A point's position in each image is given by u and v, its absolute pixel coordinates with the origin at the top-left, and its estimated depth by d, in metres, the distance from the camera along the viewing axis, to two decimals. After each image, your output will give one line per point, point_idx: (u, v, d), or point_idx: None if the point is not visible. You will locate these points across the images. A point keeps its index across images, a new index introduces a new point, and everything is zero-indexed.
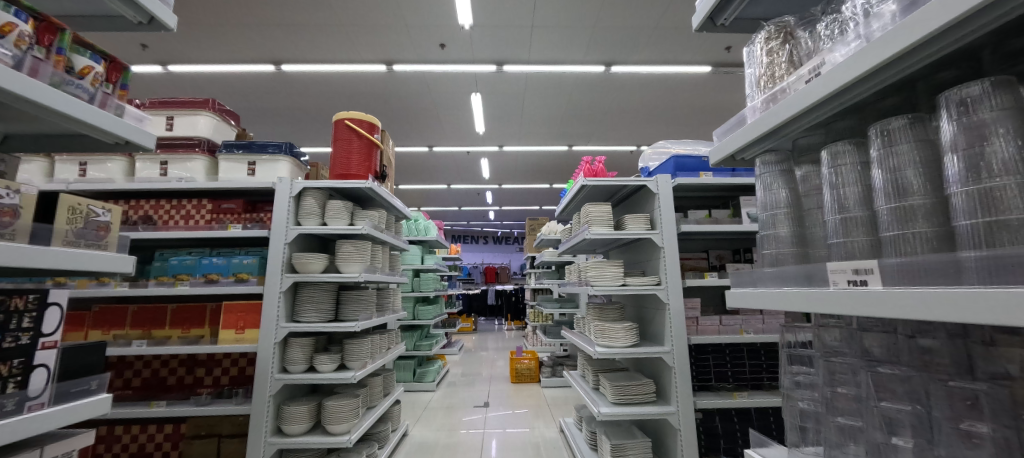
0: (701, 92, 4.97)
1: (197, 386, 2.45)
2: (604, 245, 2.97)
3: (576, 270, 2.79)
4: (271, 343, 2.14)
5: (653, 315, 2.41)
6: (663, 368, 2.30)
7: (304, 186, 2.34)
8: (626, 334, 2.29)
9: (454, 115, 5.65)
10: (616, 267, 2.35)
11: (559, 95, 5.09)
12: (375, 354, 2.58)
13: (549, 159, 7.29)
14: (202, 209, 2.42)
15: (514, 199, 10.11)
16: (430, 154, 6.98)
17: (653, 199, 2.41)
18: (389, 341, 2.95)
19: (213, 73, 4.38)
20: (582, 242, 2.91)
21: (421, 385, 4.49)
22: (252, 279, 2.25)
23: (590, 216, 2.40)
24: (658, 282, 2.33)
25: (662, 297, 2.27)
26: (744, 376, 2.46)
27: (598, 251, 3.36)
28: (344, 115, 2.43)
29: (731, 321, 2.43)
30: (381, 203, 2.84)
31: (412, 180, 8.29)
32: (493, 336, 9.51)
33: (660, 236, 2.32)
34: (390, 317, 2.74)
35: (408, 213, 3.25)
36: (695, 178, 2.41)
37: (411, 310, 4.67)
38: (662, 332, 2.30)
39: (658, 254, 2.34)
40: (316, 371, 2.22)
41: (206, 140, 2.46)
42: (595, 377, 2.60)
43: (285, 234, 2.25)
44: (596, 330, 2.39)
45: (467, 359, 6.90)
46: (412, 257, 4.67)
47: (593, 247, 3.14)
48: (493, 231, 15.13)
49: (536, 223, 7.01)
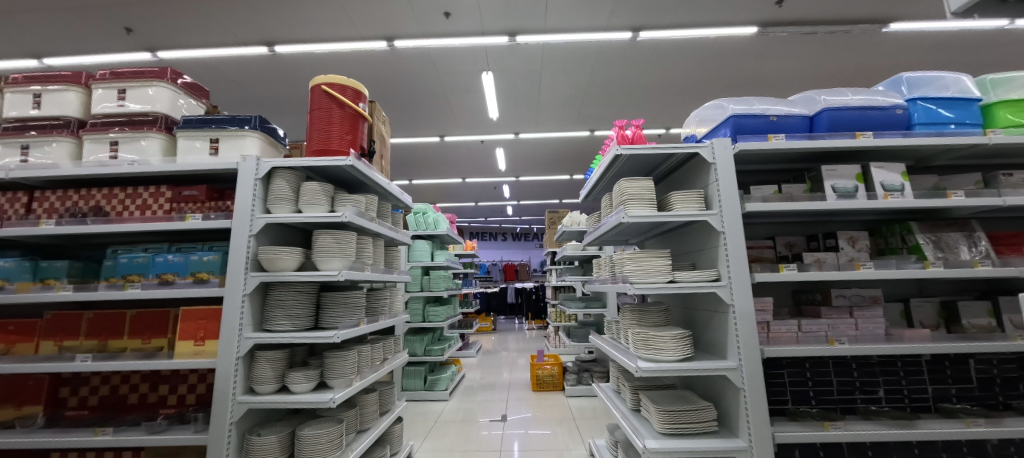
0: (744, 58, 4.33)
1: (161, 406, 2.08)
2: (640, 232, 2.45)
3: (608, 265, 2.29)
4: (232, 358, 1.73)
5: (711, 320, 1.88)
6: (728, 389, 1.76)
7: (274, 166, 1.92)
8: (676, 344, 1.77)
9: (465, 98, 5.19)
10: (660, 259, 1.83)
11: (579, 69, 4.56)
12: (367, 368, 2.15)
13: (570, 146, 6.75)
14: (160, 197, 2.05)
15: (532, 192, 9.59)
16: (441, 144, 6.55)
17: (708, 170, 1.87)
18: (389, 349, 2.51)
19: (206, 58, 4.09)
20: (614, 230, 2.40)
21: (433, 394, 4.08)
22: (213, 280, 1.86)
23: (625, 194, 1.89)
24: (718, 277, 1.79)
25: (724, 296, 1.73)
26: (830, 398, 1.90)
27: (633, 240, 2.83)
28: (322, 79, 2.01)
29: (814, 327, 1.87)
30: (373, 188, 2.40)
31: (425, 174, 7.91)
32: (512, 336, 9.04)
33: (719, 218, 1.78)
34: (386, 323, 2.30)
35: (408, 201, 2.81)
36: (763, 142, 1.87)
37: (421, 312, 4.25)
38: (725, 342, 1.76)
39: (717, 241, 1.81)
40: (290, 392, 1.80)
41: (163, 116, 2.10)
42: (634, 397, 2.09)
43: (250, 224, 1.84)
44: (637, 339, 1.88)
45: (486, 361, 6.48)
46: (420, 253, 4.25)
47: (628, 235, 2.63)
48: (512, 227, 14.67)
49: (557, 216, 6.48)
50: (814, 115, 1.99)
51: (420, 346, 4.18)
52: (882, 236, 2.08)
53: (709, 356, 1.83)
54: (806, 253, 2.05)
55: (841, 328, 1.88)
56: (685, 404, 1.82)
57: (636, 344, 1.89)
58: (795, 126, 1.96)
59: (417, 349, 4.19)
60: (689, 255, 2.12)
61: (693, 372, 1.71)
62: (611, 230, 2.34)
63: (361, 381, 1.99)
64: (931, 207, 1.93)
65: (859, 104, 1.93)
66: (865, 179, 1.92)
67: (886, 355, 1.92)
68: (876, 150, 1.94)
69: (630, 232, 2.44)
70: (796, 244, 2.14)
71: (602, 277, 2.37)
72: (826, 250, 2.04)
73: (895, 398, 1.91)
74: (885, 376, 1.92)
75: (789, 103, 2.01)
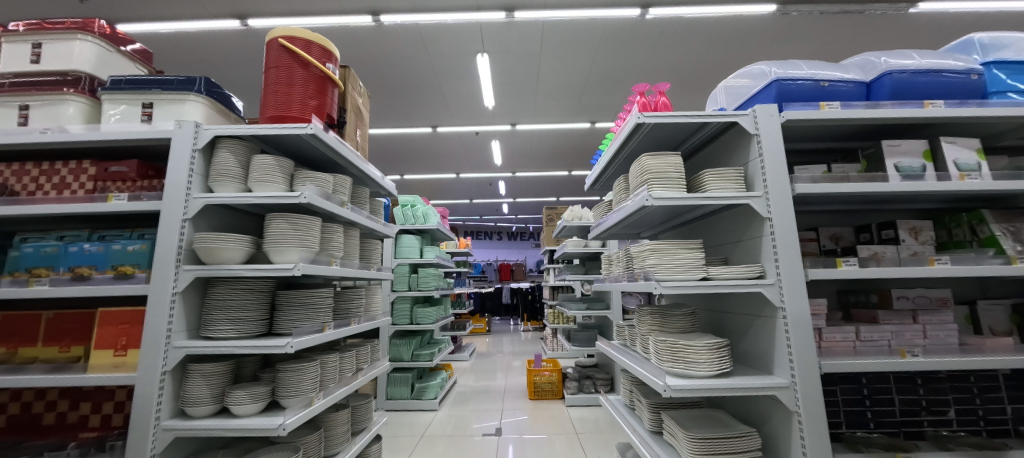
0: (759, 40, 4.04)
1: (80, 428, 1.70)
2: (657, 223, 2.13)
3: (620, 260, 1.96)
4: (155, 373, 1.37)
5: (751, 326, 1.55)
6: (777, 412, 1.43)
7: (218, 135, 1.56)
8: (712, 356, 1.43)
9: (460, 84, 4.86)
10: (692, 251, 1.50)
11: (581, 52, 4.25)
12: (337, 381, 1.78)
13: (569, 140, 6.44)
14: (81, 174, 1.68)
15: (529, 189, 9.28)
16: (434, 136, 6.21)
17: (748, 145, 1.53)
18: (369, 356, 2.15)
19: (173, 33, 3.72)
20: (627, 221, 2.06)
21: (421, 404, 3.70)
22: (139, 274, 1.50)
23: (648, 172, 1.54)
24: (762, 274, 1.46)
25: (772, 297, 1.40)
26: (890, 420, 1.58)
27: (646, 232, 2.50)
28: (281, 32, 1.65)
29: (875, 335, 1.55)
30: (347, 168, 2.04)
31: (417, 168, 7.54)
32: (507, 338, 8.70)
33: (764, 201, 1.45)
34: (362, 327, 1.94)
35: (391, 187, 2.45)
36: (815, 110, 1.54)
37: (408, 314, 3.88)
38: (772, 354, 1.43)
39: (762, 231, 1.47)
40: (232, 415, 1.44)
41: (88, 77, 1.73)
42: (654, 416, 1.75)
43: (184, 205, 1.48)
44: (662, 351, 1.54)
45: (480, 365, 6.14)
46: (408, 250, 3.90)
47: (642, 226, 2.30)
48: (508, 226, 14.36)
49: (554, 212, 6.16)
50: (871, 81, 1.67)
51: (406, 351, 3.80)
52: (945, 226, 1.76)
53: (750, 370, 1.50)
54: (859, 246, 1.73)
55: (907, 337, 1.56)
56: (721, 431, 1.49)
57: (660, 356, 1.55)
58: (849, 94, 1.64)
59: (404, 354, 3.81)
60: (720, 248, 1.79)
61: (734, 391, 1.37)
62: (625, 221, 2.01)
63: (326, 399, 1.63)
64: (1011, 191, 1.61)
65: (928, 67, 1.61)
66: (933, 157, 1.61)
67: (958, 369, 1.61)
68: (946, 122, 1.62)
69: (644, 222, 2.11)
70: (843, 236, 1.82)
71: (613, 275, 2.03)
72: (882, 242, 1.72)
73: (968, 420, 1.59)
74: (956, 393, 1.61)
75: (840, 67, 1.69)
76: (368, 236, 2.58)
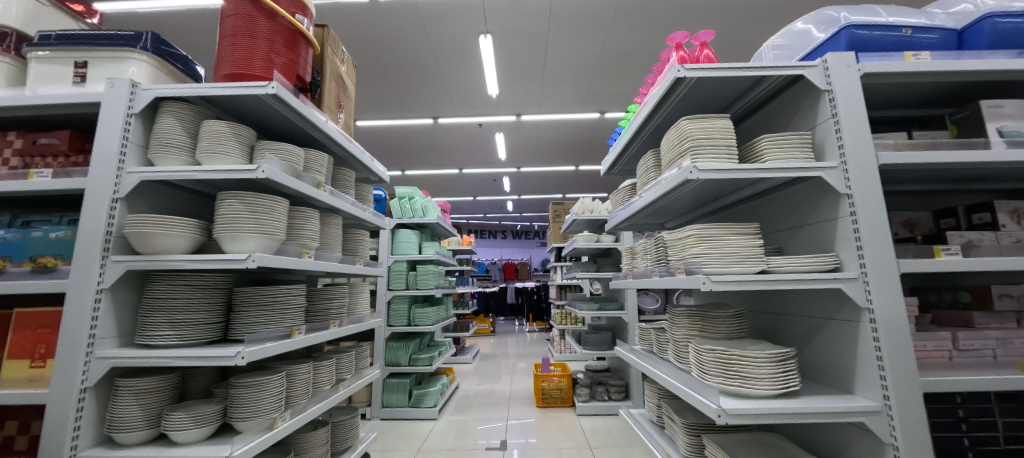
0: (786, 16, 3.72)
1: (4, 452, 1.42)
2: (690, 207, 1.81)
3: (648, 251, 1.65)
4: (70, 390, 1.09)
5: (821, 331, 1.23)
6: (864, 444, 1.11)
7: (161, 97, 1.28)
8: (775, 370, 1.12)
9: (462, 68, 4.56)
10: (748, 236, 1.18)
11: (592, 32, 3.96)
12: (310, 397, 1.48)
13: (577, 132, 6.14)
14: (4, 148, 1.40)
15: (535, 185, 8.97)
16: (436, 128, 5.91)
17: (816, 103, 1.22)
18: (354, 363, 1.85)
19: (156, 12, 3.47)
20: (656, 205, 1.75)
21: (419, 413, 3.40)
22: (60, 267, 1.22)
23: (690, 138, 1.22)
24: (841, 266, 1.14)
25: (856, 296, 1.08)
26: (993, 449, 1.26)
27: (673, 220, 2.18)
28: None
29: (977, 343, 1.23)
30: (327, 144, 1.75)
31: (418, 163, 7.25)
32: (512, 339, 8.38)
33: (841, 172, 1.14)
34: (343, 331, 1.64)
35: (379, 169, 2.15)
36: (900, 62, 1.24)
37: (405, 314, 3.56)
38: (853, 367, 1.12)
39: (837, 210, 1.16)
40: (169, 443, 1.14)
41: (16, 34, 1.46)
42: (693, 440, 1.44)
43: (114, 181, 1.20)
44: (710, 363, 1.22)
45: (483, 368, 5.85)
46: (406, 245, 3.61)
47: (670, 212, 1.98)
48: (513, 224, 14.09)
49: (562, 207, 5.84)
50: (964, 30, 1.35)
51: (404, 354, 3.45)
52: None
53: (821, 388, 1.18)
54: (945, 233, 1.41)
55: (1016, 345, 1.24)
56: None
57: (706, 370, 1.23)
58: (937, 45, 1.33)
59: (401, 358, 3.46)
60: (772, 235, 1.47)
61: (808, 415, 1.06)
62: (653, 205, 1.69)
63: (292, 420, 1.33)
64: None
65: None
66: None
67: None
68: None
69: (675, 206, 1.80)
70: (918, 222, 1.50)
71: (639, 271, 1.72)
72: (973, 229, 1.40)
73: None
74: None
75: (925, 12, 1.38)
76: (356, 228, 2.28)
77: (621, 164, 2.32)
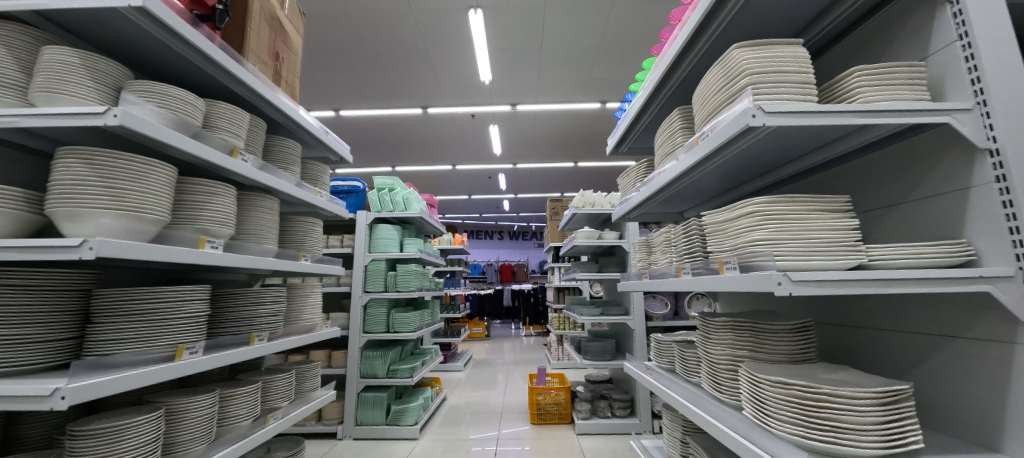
0: None
1: None
2: (721, 187, 1.43)
3: (671, 243, 1.26)
4: None
5: (936, 355, 0.84)
6: None
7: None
8: (887, 415, 0.72)
9: (451, 49, 4.20)
10: (833, 214, 0.79)
11: (594, 7, 3.60)
12: (213, 440, 1.07)
13: (576, 124, 5.76)
14: None
15: (531, 183, 8.60)
16: (425, 119, 5.53)
17: (930, 23, 0.84)
18: (293, 386, 1.44)
19: None
20: (679, 185, 1.36)
21: (397, 432, 2.96)
22: None
23: (745, 72, 0.84)
24: (982, 259, 0.75)
25: (1017, 305, 0.69)
26: None
27: (693, 207, 1.80)
28: None
29: None
30: (258, 105, 1.35)
31: (408, 158, 6.87)
32: (508, 345, 7.93)
33: (980, 116, 0.75)
34: (269, 347, 1.24)
35: (335, 142, 1.75)
36: None
37: (383, 320, 3.12)
38: (1004, 415, 0.73)
39: (969, 174, 0.77)
40: None
41: None
42: None
43: None
44: (778, 404, 0.82)
45: (476, 377, 5.44)
46: (385, 242, 3.20)
47: (692, 195, 1.59)
48: (510, 225, 13.71)
49: (559, 204, 5.45)
50: None
51: (381, 365, 3.00)
52: None
53: (942, 442, 0.79)
54: None
55: None
56: None
57: (773, 413, 0.83)
58: None
59: (378, 370, 3.01)
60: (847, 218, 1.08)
61: None
62: (676, 183, 1.31)
63: None
64: None
65: None
66: None
67: None
68: None
69: (702, 186, 1.42)
70: None
71: (659, 268, 1.33)
72: None
73: None
74: None
75: None
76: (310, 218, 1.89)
77: (631, 141, 1.93)
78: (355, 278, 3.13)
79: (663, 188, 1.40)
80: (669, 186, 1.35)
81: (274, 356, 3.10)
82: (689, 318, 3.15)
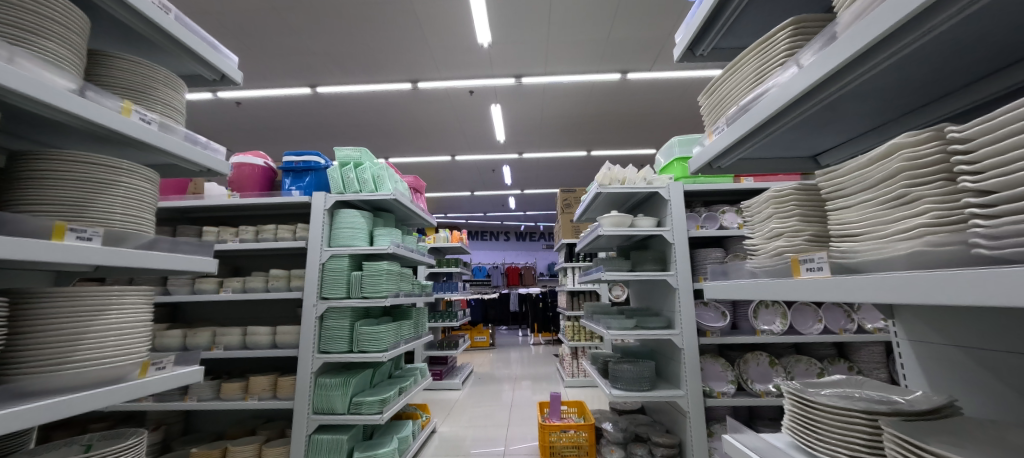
0: None
1: None
2: (985, 58, 0.63)
3: (944, 170, 0.46)
4: None
5: None
6: None
7: None
8: None
9: (441, 3, 3.44)
10: None
11: None
12: None
13: (591, 101, 4.97)
14: None
15: (539, 176, 7.81)
16: (416, 96, 4.79)
17: None
18: None
19: None
20: (915, 43, 0.56)
21: None
22: None
23: None
24: None
25: None
26: None
27: (842, 145, 0.99)
28: None
29: None
30: None
31: (401, 146, 6.15)
32: (515, 354, 7.13)
33: None
34: None
35: (184, 33, 0.98)
36: None
37: (346, 335, 2.33)
38: None
39: None
40: None
41: None
42: None
43: None
44: None
45: (477, 393, 4.66)
46: (349, 233, 2.42)
47: (871, 104, 0.79)
48: (517, 225, 12.95)
49: (571, 194, 4.64)
50: None
51: (340, 396, 2.23)
52: None
53: None
54: None
55: None
56: None
57: None
58: None
59: (336, 403, 2.23)
60: None
61: None
62: (939, 21, 0.50)
63: None
64: None
65: None
66: None
67: None
68: None
69: (948, 53, 0.61)
70: None
71: (876, 242, 0.52)
72: None
73: None
74: None
75: None
76: (164, 175, 1.13)
77: (719, 35, 1.10)
78: (308, 279, 2.35)
79: (869, 56, 0.60)
80: (898, 42, 0.55)
81: (201, 384, 2.34)
82: (756, 332, 2.27)
